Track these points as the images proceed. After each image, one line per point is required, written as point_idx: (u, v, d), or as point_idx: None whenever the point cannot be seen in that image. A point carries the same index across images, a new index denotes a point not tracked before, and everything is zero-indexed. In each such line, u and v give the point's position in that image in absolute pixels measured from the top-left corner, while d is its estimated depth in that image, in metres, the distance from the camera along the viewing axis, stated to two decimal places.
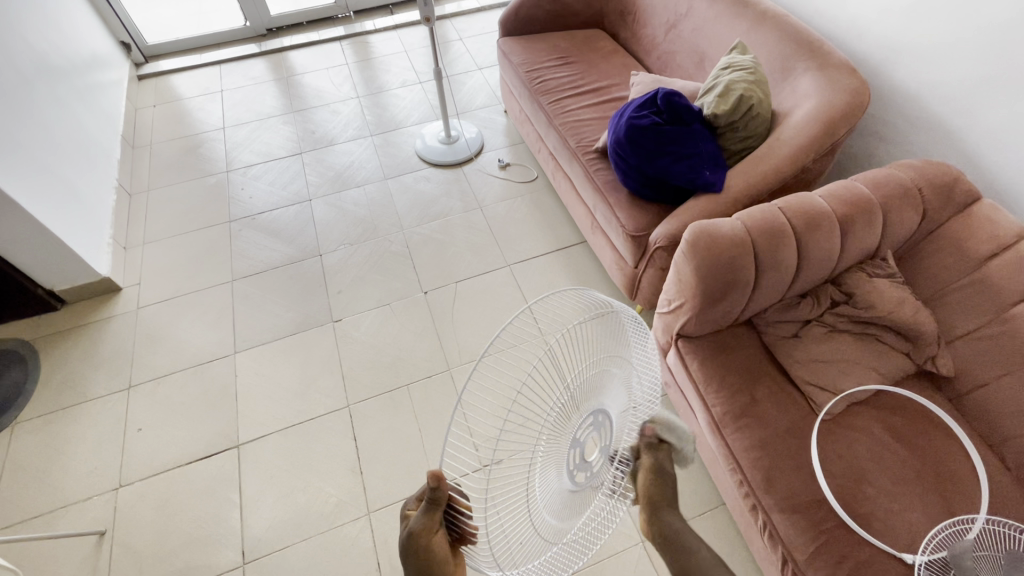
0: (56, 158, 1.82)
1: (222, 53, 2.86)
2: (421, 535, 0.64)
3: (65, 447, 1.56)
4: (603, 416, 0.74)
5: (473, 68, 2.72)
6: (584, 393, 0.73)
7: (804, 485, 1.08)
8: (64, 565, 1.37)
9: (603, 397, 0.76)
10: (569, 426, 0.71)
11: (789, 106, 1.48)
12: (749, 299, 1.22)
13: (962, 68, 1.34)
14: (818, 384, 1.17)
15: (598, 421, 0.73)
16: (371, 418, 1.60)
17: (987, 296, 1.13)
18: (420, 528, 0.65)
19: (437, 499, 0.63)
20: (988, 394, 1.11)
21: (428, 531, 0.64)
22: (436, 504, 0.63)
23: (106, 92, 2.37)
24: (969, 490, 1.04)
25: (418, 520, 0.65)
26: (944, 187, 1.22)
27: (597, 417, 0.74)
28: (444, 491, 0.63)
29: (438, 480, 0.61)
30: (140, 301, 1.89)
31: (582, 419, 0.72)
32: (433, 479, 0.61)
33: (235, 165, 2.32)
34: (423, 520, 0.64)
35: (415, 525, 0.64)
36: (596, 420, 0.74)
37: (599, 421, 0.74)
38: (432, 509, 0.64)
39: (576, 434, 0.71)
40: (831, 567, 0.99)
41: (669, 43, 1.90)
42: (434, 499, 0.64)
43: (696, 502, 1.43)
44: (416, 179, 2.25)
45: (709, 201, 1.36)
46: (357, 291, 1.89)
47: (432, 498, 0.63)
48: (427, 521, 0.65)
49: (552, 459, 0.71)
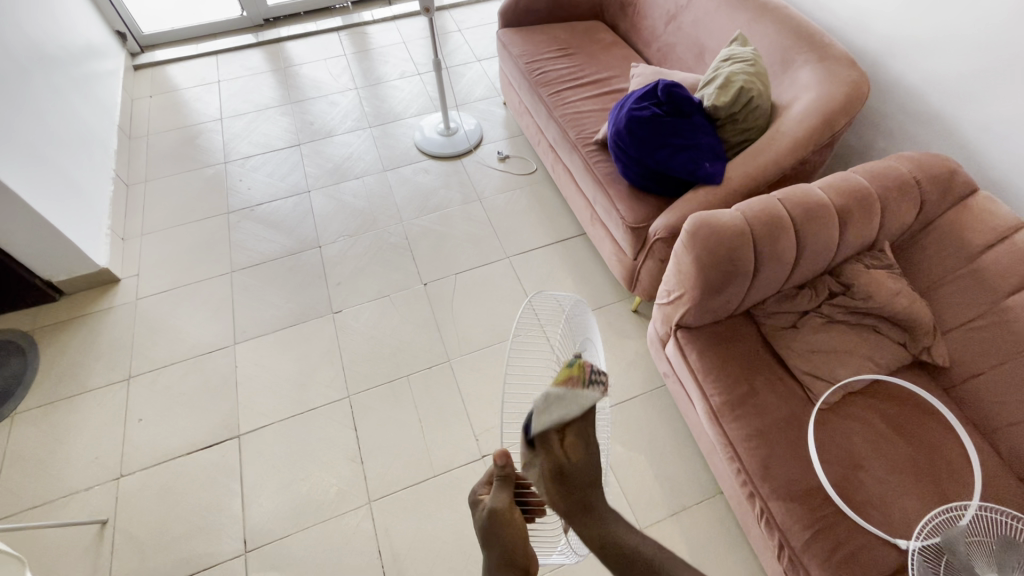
0: (50, 145, 1.80)
1: (218, 43, 2.84)
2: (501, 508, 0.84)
3: (65, 437, 1.56)
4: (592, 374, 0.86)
5: (472, 60, 2.71)
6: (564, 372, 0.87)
7: (801, 472, 1.09)
8: (67, 554, 1.38)
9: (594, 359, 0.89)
10: None
11: (789, 98, 1.49)
12: (748, 289, 1.23)
13: (960, 61, 1.34)
14: (815, 373, 1.19)
15: None
16: (372, 409, 1.61)
17: (983, 287, 1.14)
18: (499, 503, 0.85)
19: (508, 473, 0.86)
20: (982, 384, 1.13)
21: (507, 507, 0.84)
22: (507, 481, 0.86)
23: (102, 82, 2.35)
24: (963, 478, 1.06)
25: (496, 499, 0.85)
26: (941, 179, 1.23)
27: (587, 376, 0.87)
28: (512, 469, 0.86)
29: (507, 454, 0.84)
30: (138, 292, 1.89)
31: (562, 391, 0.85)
32: (502, 457, 0.84)
33: (233, 156, 2.31)
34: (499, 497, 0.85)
35: (495, 503, 0.85)
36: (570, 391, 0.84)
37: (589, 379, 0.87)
38: (503, 486, 0.86)
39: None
40: (826, 553, 1.00)
41: (669, 34, 1.89)
42: (505, 477, 0.86)
43: (694, 491, 1.44)
44: (415, 170, 2.25)
45: (709, 193, 1.37)
46: (358, 283, 1.90)
47: (502, 473, 0.85)
48: (502, 498, 0.85)
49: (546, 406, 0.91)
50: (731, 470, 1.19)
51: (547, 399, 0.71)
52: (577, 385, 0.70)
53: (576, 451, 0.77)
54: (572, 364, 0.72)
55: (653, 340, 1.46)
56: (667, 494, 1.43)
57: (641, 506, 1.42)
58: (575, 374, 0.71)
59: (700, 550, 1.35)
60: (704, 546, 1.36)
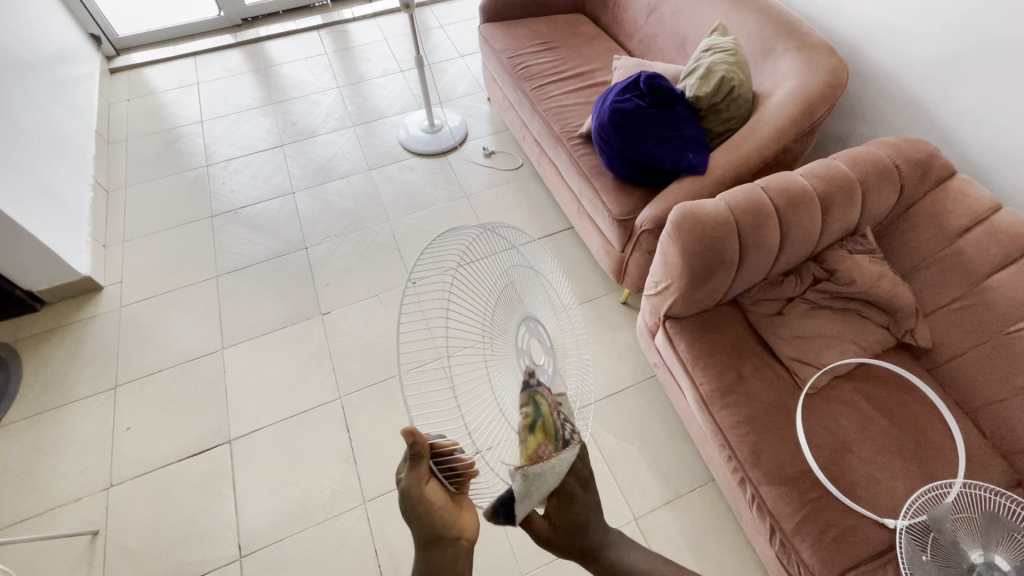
0: (27, 153, 1.77)
1: (197, 44, 2.80)
2: (412, 489, 0.62)
3: (52, 449, 1.54)
4: (533, 322, 0.80)
5: (455, 56, 2.70)
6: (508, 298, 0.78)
7: (791, 457, 1.11)
8: (58, 566, 1.36)
9: (531, 305, 0.82)
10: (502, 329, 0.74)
11: (770, 86, 1.49)
12: (734, 277, 1.23)
13: (935, 47, 1.36)
14: (801, 359, 1.20)
15: (532, 326, 0.78)
16: (363, 409, 1.60)
17: (964, 269, 1.16)
18: (411, 483, 0.62)
19: (419, 449, 0.61)
20: (964, 364, 1.15)
21: (418, 486, 0.63)
22: (418, 457, 0.62)
23: (77, 86, 2.31)
24: (947, 456, 1.08)
25: (409, 477, 0.63)
26: (920, 162, 1.24)
27: (529, 323, 0.79)
28: (423, 445, 0.62)
29: (414, 430, 0.59)
30: (122, 300, 1.86)
31: (517, 326, 0.76)
32: (409, 434, 0.59)
33: (215, 159, 2.28)
34: (410, 474, 0.63)
35: (404, 481, 0.63)
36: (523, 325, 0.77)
37: (532, 327, 0.79)
38: (414, 464, 0.63)
39: (519, 342, 0.75)
40: (816, 536, 1.02)
41: (651, 25, 1.89)
42: (416, 454, 0.62)
43: (686, 479, 1.46)
44: (400, 169, 2.23)
45: (694, 183, 1.38)
46: (346, 283, 1.88)
47: (413, 451, 0.61)
48: (412, 476, 0.63)
49: (507, 368, 0.71)
50: (723, 458, 1.20)
51: (525, 481, 0.61)
52: (550, 452, 0.63)
53: (561, 512, 0.76)
54: (535, 434, 0.63)
55: (642, 332, 1.47)
56: (659, 483, 1.45)
57: (635, 495, 1.43)
58: (545, 441, 0.63)
59: (694, 537, 1.37)
60: (698, 533, 1.38)
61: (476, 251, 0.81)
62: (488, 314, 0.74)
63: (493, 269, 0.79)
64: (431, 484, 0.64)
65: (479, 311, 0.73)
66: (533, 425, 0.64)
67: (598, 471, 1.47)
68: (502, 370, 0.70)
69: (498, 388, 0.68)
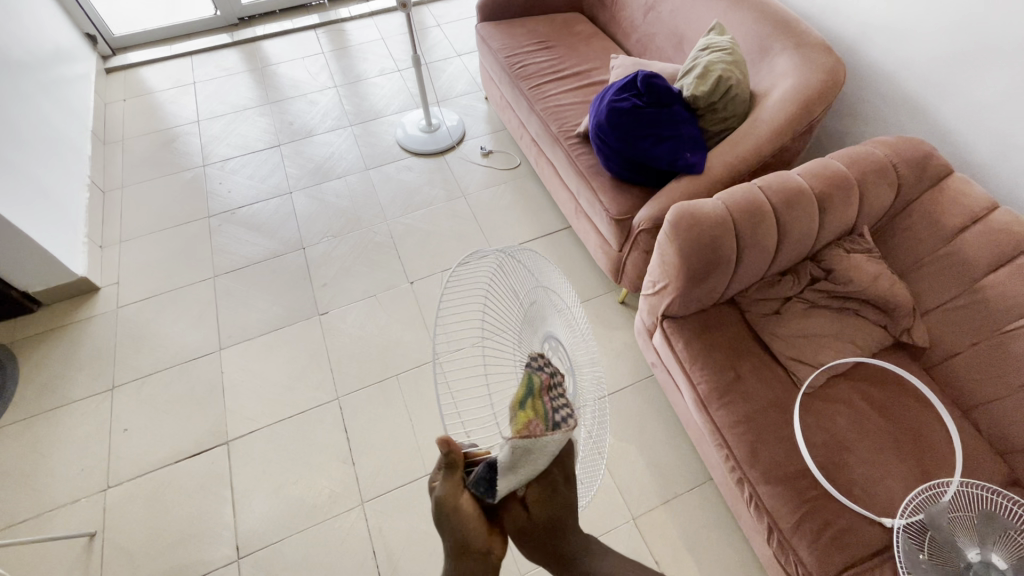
0: (22, 154, 1.76)
1: (193, 43, 2.79)
2: (447, 501, 0.63)
3: (49, 450, 1.53)
4: (554, 340, 0.83)
5: (452, 55, 2.69)
6: (534, 322, 0.81)
7: (789, 457, 1.11)
8: (55, 568, 1.36)
9: (551, 323, 0.84)
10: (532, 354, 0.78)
11: (768, 86, 1.49)
12: (732, 278, 1.24)
13: (932, 46, 1.36)
14: (798, 358, 1.20)
15: (554, 343, 0.82)
16: (361, 409, 1.60)
17: (960, 268, 1.17)
18: (445, 492, 0.63)
19: (454, 460, 0.63)
20: (961, 362, 1.15)
21: (452, 496, 0.63)
22: (453, 468, 0.63)
23: (73, 87, 2.30)
24: (944, 454, 1.08)
25: (441, 487, 0.64)
26: (917, 161, 1.24)
27: (551, 342, 0.82)
28: (458, 453, 0.63)
29: (449, 438, 0.61)
30: (119, 300, 1.86)
31: (540, 345, 0.80)
32: (444, 442, 0.61)
33: (212, 159, 2.28)
34: (445, 485, 0.63)
35: (439, 490, 0.63)
36: (548, 342, 0.81)
37: (553, 346, 0.82)
38: (450, 473, 0.63)
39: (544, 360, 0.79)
40: (814, 535, 1.02)
41: (648, 24, 1.89)
42: (451, 466, 0.63)
43: (683, 478, 1.46)
44: (398, 168, 2.23)
45: (691, 183, 1.38)
46: (344, 283, 1.88)
47: (448, 460, 0.62)
48: (448, 486, 0.63)
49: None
50: (721, 457, 1.20)
51: (510, 455, 0.60)
52: (538, 429, 0.61)
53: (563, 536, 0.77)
54: (525, 408, 0.62)
55: (640, 331, 1.47)
56: (657, 483, 1.45)
57: (633, 495, 1.43)
58: (534, 417, 0.62)
59: (692, 535, 1.37)
60: (696, 532, 1.38)
61: (499, 276, 0.81)
62: (517, 337, 0.76)
63: (514, 291, 0.80)
64: (466, 498, 0.64)
65: (508, 333, 0.76)
66: (524, 398, 0.63)
67: None
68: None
69: None
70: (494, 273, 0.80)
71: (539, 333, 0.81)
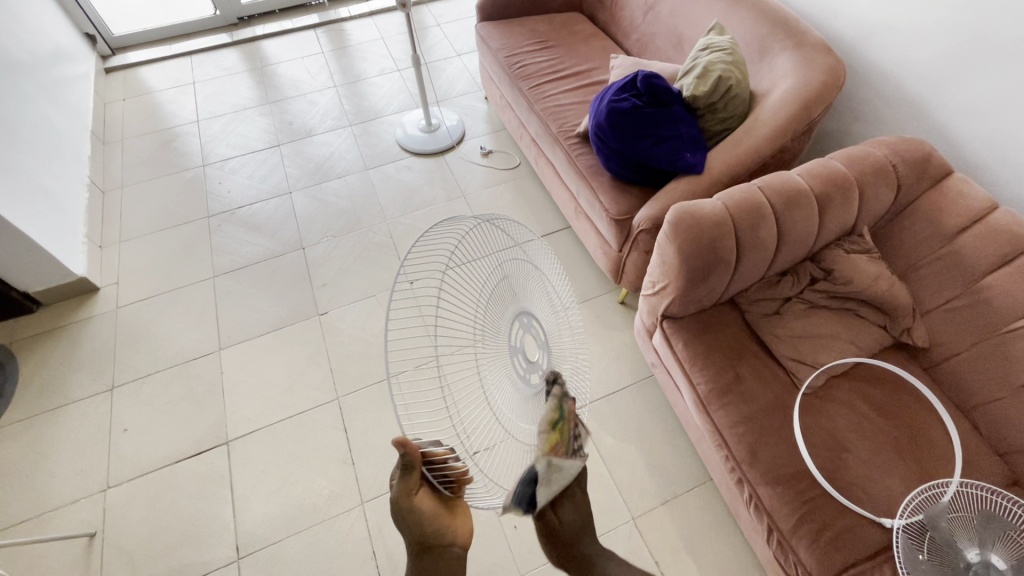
0: (21, 154, 1.76)
1: (192, 43, 2.78)
2: (402, 501, 0.63)
3: (49, 451, 1.53)
4: (530, 318, 0.81)
5: (452, 55, 2.69)
6: (504, 294, 0.81)
7: (788, 457, 1.11)
8: (55, 569, 1.36)
9: (528, 300, 0.83)
10: (495, 325, 0.78)
11: (767, 86, 1.49)
12: (731, 278, 1.24)
13: (932, 46, 1.36)
14: (798, 358, 1.20)
15: (526, 321, 0.80)
16: (361, 410, 1.60)
17: (960, 268, 1.17)
18: (400, 494, 0.63)
19: (410, 460, 0.62)
20: (961, 363, 1.15)
21: (407, 499, 0.63)
22: (409, 471, 0.62)
23: (73, 86, 2.30)
24: (944, 455, 1.08)
25: (397, 488, 0.64)
26: (917, 162, 1.24)
27: (524, 320, 0.80)
28: (415, 455, 0.62)
29: (405, 441, 0.60)
30: (119, 300, 1.86)
31: (508, 321, 0.79)
32: (399, 444, 0.60)
33: (212, 159, 2.28)
34: (400, 484, 0.63)
35: (393, 492, 0.63)
36: (519, 320, 0.80)
37: (526, 323, 0.80)
38: (405, 475, 0.62)
39: (512, 340, 0.79)
40: (813, 535, 1.02)
41: (648, 24, 1.89)
42: (407, 465, 0.62)
43: (683, 479, 1.46)
44: (398, 168, 2.23)
45: (691, 183, 1.38)
46: (343, 283, 1.88)
47: (403, 463, 0.61)
48: (403, 486, 0.63)
49: (498, 367, 0.76)
50: (720, 458, 1.20)
51: (546, 469, 0.62)
52: (564, 449, 0.64)
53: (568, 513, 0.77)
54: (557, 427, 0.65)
55: (640, 332, 1.46)
56: (657, 483, 1.45)
57: (632, 495, 1.43)
58: (561, 439, 0.65)
59: (692, 536, 1.37)
60: (695, 533, 1.38)
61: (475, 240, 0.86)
62: (478, 310, 0.79)
63: (484, 260, 0.83)
64: (420, 495, 0.64)
65: (468, 306, 0.80)
66: (558, 420, 0.65)
67: (596, 471, 1.47)
68: (494, 370, 0.76)
69: (487, 384, 0.74)
70: (469, 235, 0.85)
71: (511, 308, 0.81)
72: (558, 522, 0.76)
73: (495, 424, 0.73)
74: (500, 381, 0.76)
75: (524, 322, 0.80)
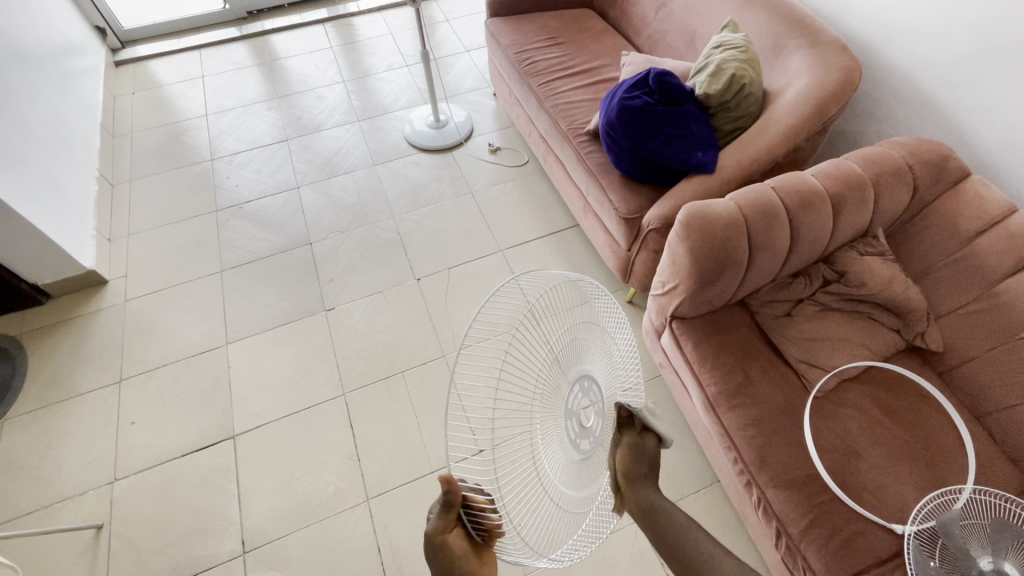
0: (31, 146, 1.76)
1: (201, 37, 2.78)
2: (435, 537, 0.69)
3: (57, 442, 1.54)
4: (590, 380, 0.76)
5: (460, 50, 2.68)
6: (569, 357, 0.80)
7: (798, 461, 1.10)
8: (63, 560, 1.37)
9: (591, 361, 0.79)
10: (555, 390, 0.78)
11: (781, 84, 1.48)
12: (743, 279, 1.22)
13: (950, 47, 1.34)
14: (810, 360, 1.19)
15: (586, 386, 0.76)
16: (367, 407, 1.60)
17: (976, 273, 1.15)
18: (435, 528, 0.70)
19: (451, 500, 0.68)
20: (975, 369, 1.14)
21: (440, 534, 0.69)
22: (449, 509, 0.68)
23: (83, 79, 2.30)
24: (957, 461, 1.07)
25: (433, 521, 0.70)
26: (934, 163, 1.23)
27: (582, 382, 0.77)
28: (456, 496, 0.68)
29: (450, 481, 0.66)
30: (128, 293, 1.86)
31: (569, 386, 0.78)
32: (445, 482, 0.66)
33: (220, 153, 2.28)
34: (437, 521, 0.69)
35: (429, 524, 0.70)
36: (580, 385, 0.77)
37: (586, 386, 0.77)
38: (445, 511, 0.69)
39: (568, 403, 0.77)
40: (823, 540, 1.01)
41: (660, 21, 1.87)
42: (449, 504, 0.68)
43: (690, 480, 1.45)
44: (405, 164, 2.22)
45: (703, 182, 1.36)
46: (350, 279, 1.88)
47: (445, 501, 0.67)
48: (441, 521, 0.69)
49: (553, 432, 0.77)
50: (729, 460, 1.19)
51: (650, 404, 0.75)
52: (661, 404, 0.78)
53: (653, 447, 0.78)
54: None
55: (648, 331, 1.45)
56: (664, 484, 1.44)
57: None
58: None
59: None
60: None
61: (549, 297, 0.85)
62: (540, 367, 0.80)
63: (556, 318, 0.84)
64: (454, 533, 0.70)
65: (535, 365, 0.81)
66: None
67: None
68: (547, 435, 0.77)
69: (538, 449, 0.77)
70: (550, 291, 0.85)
71: (573, 373, 0.79)
72: (642, 447, 0.77)
73: (537, 483, 0.75)
74: (552, 444, 0.77)
75: (585, 389, 0.76)
